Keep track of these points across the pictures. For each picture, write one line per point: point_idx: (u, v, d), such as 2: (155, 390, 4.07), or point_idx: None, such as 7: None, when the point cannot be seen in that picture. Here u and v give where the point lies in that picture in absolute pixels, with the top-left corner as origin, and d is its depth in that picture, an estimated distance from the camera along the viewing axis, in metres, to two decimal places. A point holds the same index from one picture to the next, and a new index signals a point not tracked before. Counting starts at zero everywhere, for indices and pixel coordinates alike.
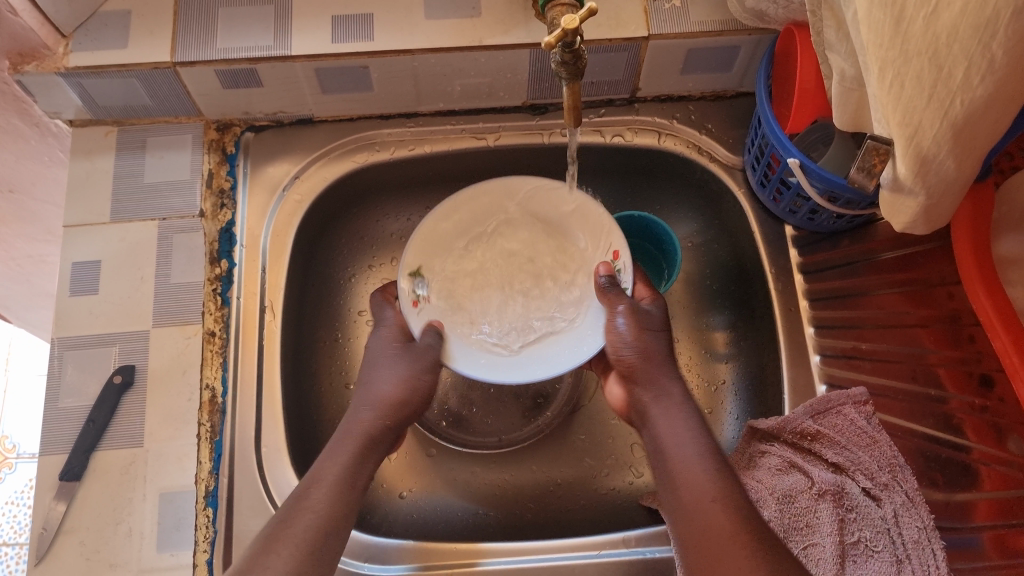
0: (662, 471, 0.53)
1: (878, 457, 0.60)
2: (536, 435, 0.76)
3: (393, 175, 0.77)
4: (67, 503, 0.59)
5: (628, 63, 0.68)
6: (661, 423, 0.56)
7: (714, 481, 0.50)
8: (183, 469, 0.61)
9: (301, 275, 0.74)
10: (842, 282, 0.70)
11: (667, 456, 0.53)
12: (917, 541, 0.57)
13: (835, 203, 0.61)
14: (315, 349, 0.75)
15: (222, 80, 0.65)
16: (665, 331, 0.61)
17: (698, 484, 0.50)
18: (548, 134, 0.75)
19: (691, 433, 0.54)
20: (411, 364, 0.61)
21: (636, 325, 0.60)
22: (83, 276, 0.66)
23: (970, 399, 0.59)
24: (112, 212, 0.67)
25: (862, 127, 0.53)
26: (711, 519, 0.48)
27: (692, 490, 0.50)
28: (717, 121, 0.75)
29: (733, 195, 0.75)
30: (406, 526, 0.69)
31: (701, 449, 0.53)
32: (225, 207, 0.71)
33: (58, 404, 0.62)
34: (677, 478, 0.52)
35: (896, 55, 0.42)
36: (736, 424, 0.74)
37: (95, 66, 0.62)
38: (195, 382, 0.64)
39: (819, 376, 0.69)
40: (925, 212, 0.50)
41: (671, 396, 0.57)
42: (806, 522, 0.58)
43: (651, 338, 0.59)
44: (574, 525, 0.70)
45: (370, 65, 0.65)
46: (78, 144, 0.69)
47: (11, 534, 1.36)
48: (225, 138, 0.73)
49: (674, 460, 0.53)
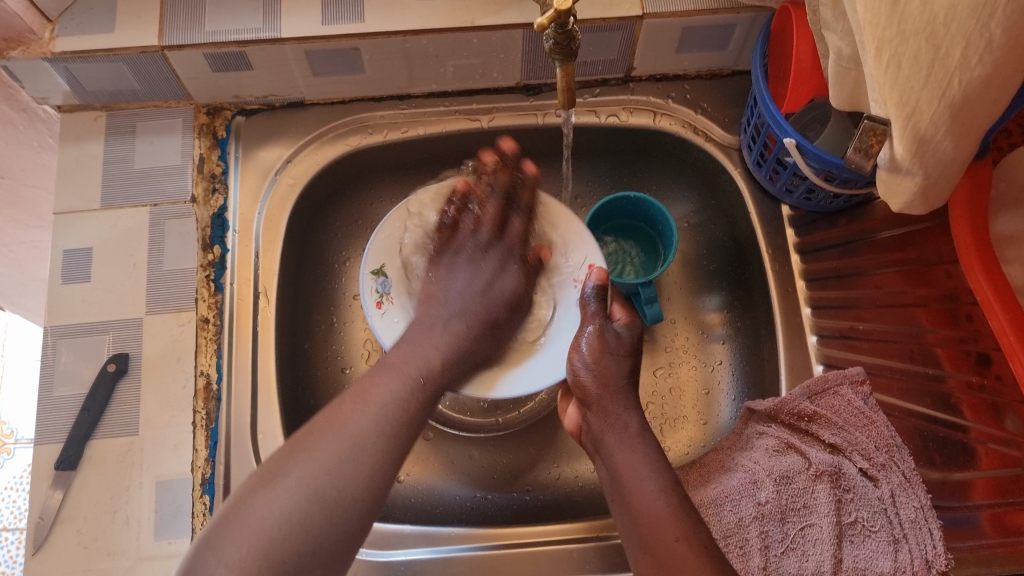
0: (628, 509, 0.54)
1: (874, 437, 0.60)
2: (535, 416, 0.76)
3: (387, 157, 0.76)
4: (64, 491, 0.59)
5: (622, 43, 0.67)
6: (618, 457, 0.56)
7: (678, 521, 0.51)
8: (180, 457, 0.61)
9: (295, 258, 0.73)
10: (840, 262, 0.70)
11: (625, 486, 0.54)
12: (914, 521, 0.56)
13: (832, 183, 0.61)
14: (311, 334, 0.75)
15: (211, 63, 0.64)
16: (628, 357, 0.61)
17: (661, 522, 0.51)
18: (543, 115, 0.74)
19: (647, 465, 0.55)
20: (509, 280, 0.66)
21: (601, 352, 0.60)
22: (74, 263, 0.65)
23: (968, 378, 0.58)
24: (102, 199, 0.67)
25: (859, 106, 0.52)
26: (674, 554, 0.50)
27: (656, 527, 0.51)
28: (713, 100, 0.74)
29: (729, 175, 0.74)
30: (405, 509, 0.70)
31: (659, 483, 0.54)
32: (217, 192, 0.70)
33: (52, 393, 0.62)
34: (639, 511, 0.53)
35: (892, 36, 0.41)
36: (734, 403, 0.74)
37: (82, 50, 0.61)
38: (190, 369, 0.63)
39: (817, 356, 0.69)
40: (923, 191, 0.49)
41: (627, 425, 0.58)
42: (802, 503, 0.58)
43: (613, 362, 0.60)
44: (573, 508, 0.70)
45: (361, 47, 0.64)
46: (66, 129, 0.69)
47: (11, 519, 1.36)
48: (216, 122, 0.72)
49: (643, 505, 0.53)
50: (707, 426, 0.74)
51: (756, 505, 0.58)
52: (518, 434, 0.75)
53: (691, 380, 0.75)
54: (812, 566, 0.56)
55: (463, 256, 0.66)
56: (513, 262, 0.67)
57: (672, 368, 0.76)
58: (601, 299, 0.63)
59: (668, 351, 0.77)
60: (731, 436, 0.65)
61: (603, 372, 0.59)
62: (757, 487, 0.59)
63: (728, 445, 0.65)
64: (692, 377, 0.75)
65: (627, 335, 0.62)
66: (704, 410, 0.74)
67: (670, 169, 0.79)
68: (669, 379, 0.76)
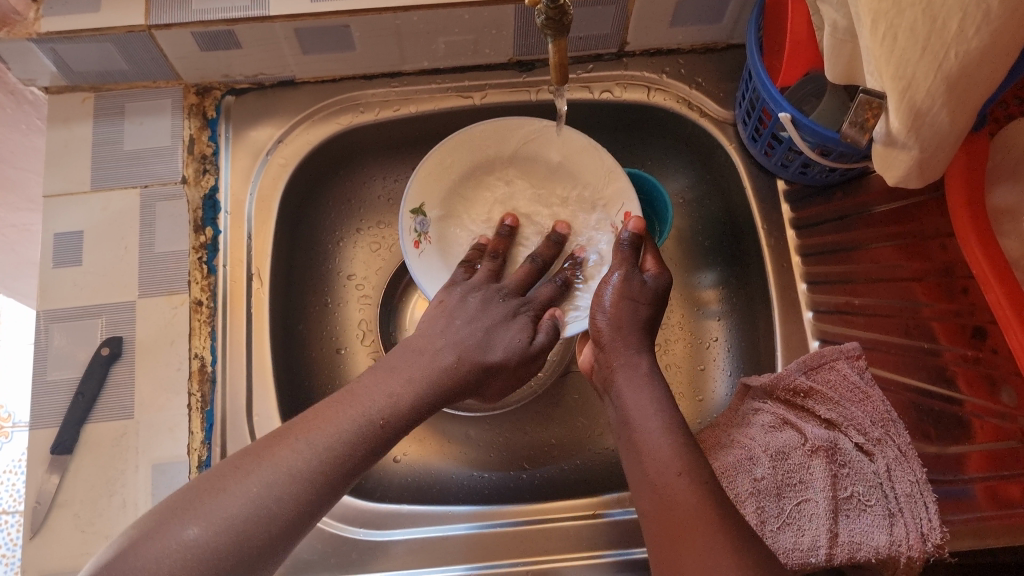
0: (635, 458, 0.53)
1: (870, 412, 0.60)
2: (532, 395, 0.75)
3: (379, 135, 0.75)
4: (60, 475, 0.59)
5: (615, 16, 0.66)
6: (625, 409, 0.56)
7: (680, 457, 0.50)
8: (176, 440, 0.61)
9: (288, 238, 0.73)
10: (837, 236, 0.69)
11: (632, 426, 0.54)
12: (909, 495, 0.57)
13: (828, 157, 0.60)
14: (305, 314, 0.74)
15: (200, 42, 0.64)
16: (651, 305, 0.61)
17: (665, 458, 0.51)
18: (536, 91, 0.73)
19: (655, 408, 0.54)
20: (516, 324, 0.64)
21: (621, 298, 0.61)
22: (66, 246, 0.65)
23: (963, 351, 0.59)
24: (93, 181, 0.66)
25: (854, 80, 0.51)
26: (674, 489, 0.48)
27: (658, 467, 0.50)
28: (708, 74, 0.73)
29: (724, 150, 0.73)
30: (402, 489, 0.70)
31: (663, 422, 0.53)
32: (208, 173, 0.69)
33: (46, 377, 0.62)
34: (647, 454, 0.52)
35: (887, 7, 0.40)
36: (729, 380, 0.74)
37: (67, 30, 0.60)
38: (184, 352, 0.63)
39: (813, 333, 0.69)
40: (919, 165, 0.49)
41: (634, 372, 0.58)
42: (798, 479, 0.58)
43: (631, 308, 0.60)
44: (569, 485, 0.70)
45: (351, 24, 0.63)
46: (54, 111, 0.68)
47: (10, 502, 1.37)
48: (206, 102, 0.71)
49: (649, 450, 0.52)
50: (703, 403, 0.74)
51: (753, 481, 0.58)
52: (513, 414, 0.75)
53: (687, 356, 0.76)
54: (809, 541, 0.56)
55: (479, 295, 0.65)
56: (525, 312, 0.65)
57: (667, 344, 0.76)
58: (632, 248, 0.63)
59: (663, 327, 0.77)
60: (726, 413, 0.65)
61: (621, 313, 0.60)
62: (753, 463, 0.59)
63: (723, 420, 0.64)
64: (687, 353, 0.76)
65: (653, 283, 0.62)
66: (698, 387, 0.75)
67: (664, 146, 0.78)
68: (664, 356, 0.76)
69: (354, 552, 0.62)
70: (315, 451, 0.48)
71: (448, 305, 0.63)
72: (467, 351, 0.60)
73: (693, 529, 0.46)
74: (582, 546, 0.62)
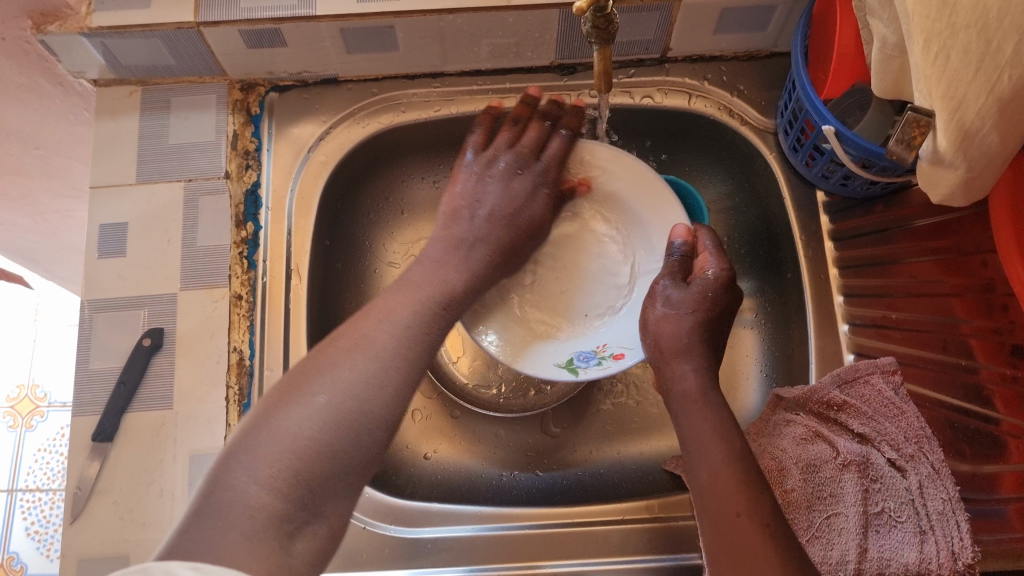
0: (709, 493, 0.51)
1: (904, 428, 0.59)
2: (563, 398, 0.76)
3: (418, 135, 0.76)
4: (101, 462, 0.61)
5: (660, 23, 0.66)
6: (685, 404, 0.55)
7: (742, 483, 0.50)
8: (213, 432, 0.62)
9: (326, 235, 0.73)
10: (875, 249, 0.69)
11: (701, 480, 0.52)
12: (941, 513, 0.56)
13: (869, 170, 0.60)
14: (342, 310, 0.75)
15: (247, 39, 0.64)
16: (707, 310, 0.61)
17: (727, 493, 0.50)
18: (577, 96, 0.73)
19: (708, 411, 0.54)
20: (539, 204, 0.66)
21: (665, 311, 0.61)
22: (111, 238, 0.66)
23: (1001, 370, 0.59)
24: (138, 173, 0.67)
25: (901, 94, 0.50)
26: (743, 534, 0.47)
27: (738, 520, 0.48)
28: (750, 82, 0.73)
29: (764, 159, 0.73)
30: (431, 487, 0.70)
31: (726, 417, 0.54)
32: (251, 168, 0.70)
33: (89, 366, 0.63)
34: (705, 482, 0.52)
35: (942, 28, 0.40)
36: (762, 389, 0.74)
37: (119, 26, 0.61)
38: (223, 345, 0.64)
39: (848, 346, 0.68)
40: (965, 184, 0.48)
41: (686, 391, 0.58)
42: (830, 492, 0.58)
43: (676, 321, 0.61)
44: (602, 488, 0.70)
45: (396, 25, 0.64)
46: (103, 103, 0.69)
47: (46, 480, 1.43)
48: (250, 98, 0.72)
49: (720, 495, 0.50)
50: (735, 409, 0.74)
51: (784, 493, 0.58)
52: (546, 415, 0.76)
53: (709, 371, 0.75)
54: (838, 555, 0.55)
55: (501, 172, 0.66)
56: (544, 185, 0.66)
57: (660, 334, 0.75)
58: (683, 259, 0.64)
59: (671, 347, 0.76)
60: (759, 422, 0.65)
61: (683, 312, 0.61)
62: (784, 475, 0.59)
63: (754, 431, 0.65)
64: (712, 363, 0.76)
65: (699, 284, 0.62)
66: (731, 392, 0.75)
67: (704, 154, 0.78)
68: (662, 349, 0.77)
69: (386, 548, 0.63)
70: (398, 335, 0.50)
71: (470, 193, 0.65)
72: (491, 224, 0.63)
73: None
74: (609, 551, 0.63)
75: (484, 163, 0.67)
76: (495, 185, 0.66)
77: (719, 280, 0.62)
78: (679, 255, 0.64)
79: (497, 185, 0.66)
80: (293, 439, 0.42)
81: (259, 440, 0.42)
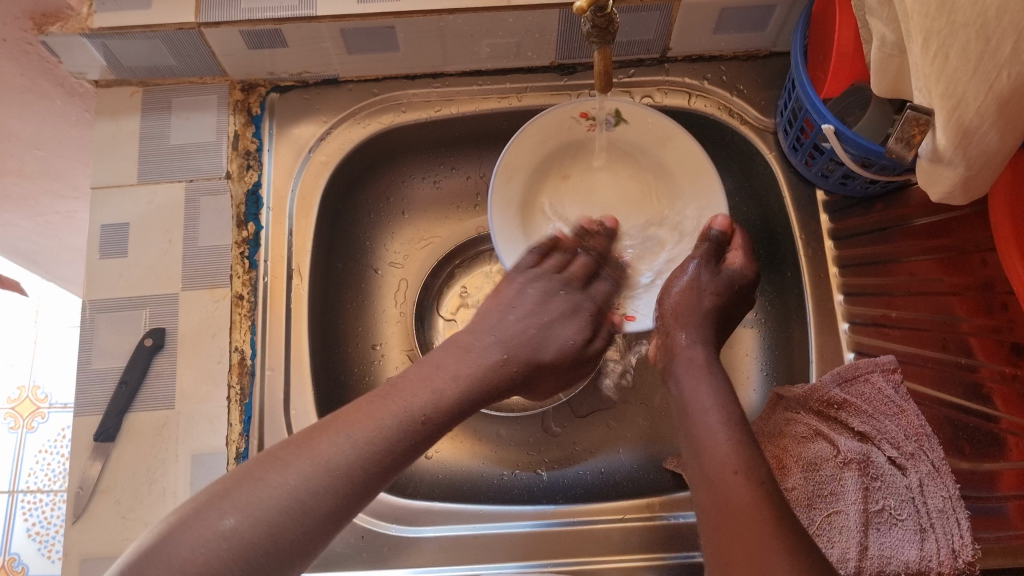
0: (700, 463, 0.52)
1: (904, 426, 0.60)
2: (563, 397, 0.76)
3: (420, 136, 0.76)
4: (103, 462, 0.61)
5: (659, 23, 0.66)
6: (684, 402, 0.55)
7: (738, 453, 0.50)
8: (215, 432, 0.62)
9: (327, 235, 0.73)
10: (875, 248, 0.69)
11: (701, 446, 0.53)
12: (942, 510, 0.56)
13: (869, 169, 0.60)
14: (343, 309, 0.76)
15: (248, 40, 0.65)
16: (717, 296, 0.63)
17: (722, 454, 0.51)
18: (577, 96, 0.73)
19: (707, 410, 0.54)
20: (573, 328, 0.67)
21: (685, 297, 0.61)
22: (112, 238, 0.66)
23: (1000, 368, 0.59)
24: (139, 174, 0.68)
25: (901, 93, 0.51)
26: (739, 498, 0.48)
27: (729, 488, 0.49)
28: (750, 82, 0.73)
29: (764, 159, 0.73)
30: (433, 485, 0.70)
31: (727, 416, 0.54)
32: (252, 168, 0.70)
33: (91, 366, 0.63)
34: (702, 450, 0.52)
35: (942, 27, 0.40)
36: (762, 388, 0.74)
37: (120, 27, 0.62)
38: (224, 345, 0.64)
39: (848, 345, 0.68)
40: (964, 182, 0.48)
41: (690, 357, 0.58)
42: (830, 491, 0.58)
43: (692, 296, 0.63)
44: (604, 487, 0.70)
45: (397, 25, 0.64)
46: (104, 104, 0.69)
47: (46, 481, 1.43)
48: (251, 98, 0.72)
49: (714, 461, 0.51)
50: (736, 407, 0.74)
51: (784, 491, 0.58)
52: (547, 415, 0.76)
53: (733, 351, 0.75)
54: (839, 552, 0.55)
55: (542, 284, 0.68)
56: (585, 305, 0.69)
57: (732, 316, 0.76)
58: (714, 245, 0.65)
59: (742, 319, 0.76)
60: (759, 422, 0.65)
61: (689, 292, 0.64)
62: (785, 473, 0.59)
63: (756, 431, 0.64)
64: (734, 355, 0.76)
65: (728, 275, 0.64)
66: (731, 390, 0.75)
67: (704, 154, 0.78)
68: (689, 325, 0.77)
69: (387, 547, 0.63)
70: (355, 448, 0.48)
71: (507, 297, 0.67)
72: (517, 350, 0.63)
73: (762, 560, 0.44)
74: (610, 550, 0.63)
75: (527, 271, 0.69)
76: (529, 300, 0.67)
77: (744, 275, 0.65)
78: (711, 241, 0.65)
79: (530, 302, 0.67)
80: (273, 505, 0.45)
81: (168, 562, 0.41)
